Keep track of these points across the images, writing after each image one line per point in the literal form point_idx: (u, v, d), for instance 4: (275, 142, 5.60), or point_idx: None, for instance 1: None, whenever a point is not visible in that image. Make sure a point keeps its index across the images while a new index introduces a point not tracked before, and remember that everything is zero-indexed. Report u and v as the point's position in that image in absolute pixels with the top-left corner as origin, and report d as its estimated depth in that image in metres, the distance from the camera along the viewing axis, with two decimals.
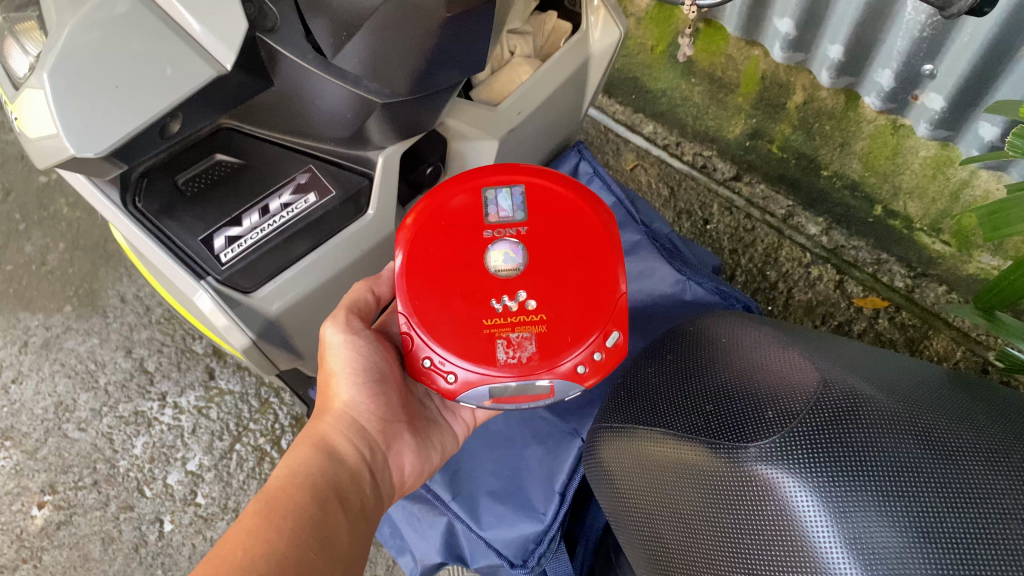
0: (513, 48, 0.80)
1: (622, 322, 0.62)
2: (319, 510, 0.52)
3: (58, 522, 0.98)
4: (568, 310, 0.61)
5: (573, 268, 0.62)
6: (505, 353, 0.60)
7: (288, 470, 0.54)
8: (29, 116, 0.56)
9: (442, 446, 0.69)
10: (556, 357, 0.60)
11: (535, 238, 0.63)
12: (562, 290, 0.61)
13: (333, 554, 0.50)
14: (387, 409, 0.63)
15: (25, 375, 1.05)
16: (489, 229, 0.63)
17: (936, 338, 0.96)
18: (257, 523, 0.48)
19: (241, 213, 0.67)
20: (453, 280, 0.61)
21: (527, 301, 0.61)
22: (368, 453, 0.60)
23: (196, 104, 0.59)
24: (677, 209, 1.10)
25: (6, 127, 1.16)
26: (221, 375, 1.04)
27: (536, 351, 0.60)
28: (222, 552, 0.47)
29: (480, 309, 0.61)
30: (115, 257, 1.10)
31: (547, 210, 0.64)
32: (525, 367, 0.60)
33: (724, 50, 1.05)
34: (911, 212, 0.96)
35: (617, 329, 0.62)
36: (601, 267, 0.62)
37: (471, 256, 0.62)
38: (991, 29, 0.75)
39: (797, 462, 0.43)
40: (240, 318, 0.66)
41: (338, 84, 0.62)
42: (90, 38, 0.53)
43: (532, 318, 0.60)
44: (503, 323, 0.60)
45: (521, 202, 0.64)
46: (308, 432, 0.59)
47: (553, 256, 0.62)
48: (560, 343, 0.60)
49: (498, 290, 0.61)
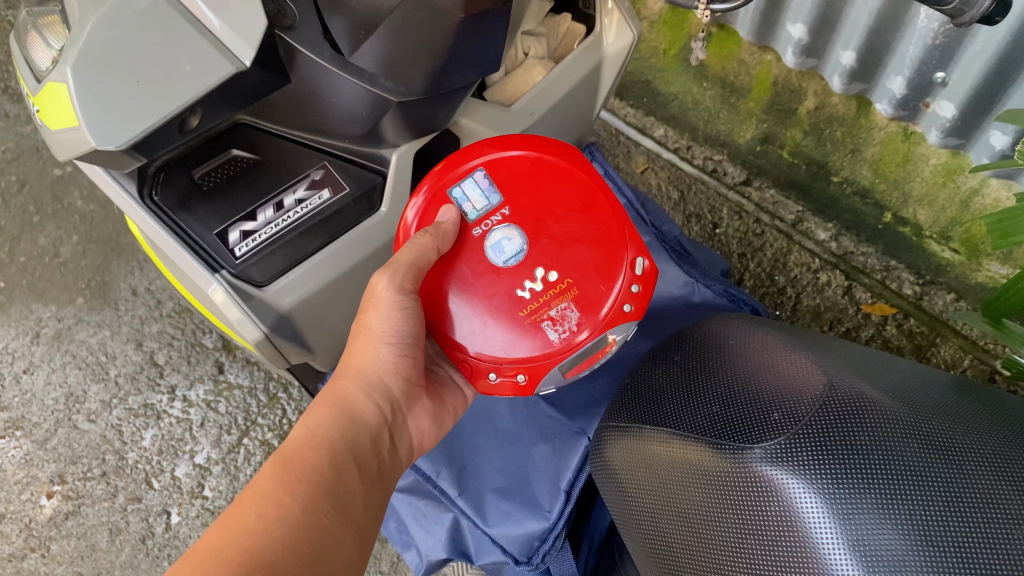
0: (528, 48, 0.80)
1: (640, 246, 0.65)
2: (333, 473, 0.52)
3: (66, 513, 1.00)
4: (587, 261, 0.64)
5: (569, 221, 0.65)
6: (557, 332, 0.64)
7: (305, 431, 0.54)
8: (51, 108, 0.57)
9: (454, 409, 0.69)
10: (600, 307, 0.64)
11: (520, 213, 0.65)
12: (573, 244, 0.64)
13: (346, 519, 0.51)
14: (412, 370, 0.63)
15: (37, 366, 1.06)
16: (477, 227, 0.65)
17: (944, 346, 0.95)
18: (271, 486, 0.49)
19: (257, 208, 0.68)
20: (475, 290, 0.64)
21: (547, 276, 0.64)
22: (388, 413, 0.60)
23: (213, 100, 0.60)
24: (687, 212, 1.12)
25: (24, 119, 1.18)
26: (231, 369, 1.05)
27: (579, 316, 0.64)
28: (237, 510, 0.47)
29: (514, 305, 0.64)
30: (127, 250, 1.11)
31: (517, 180, 0.66)
32: (576, 333, 0.64)
33: (736, 55, 1.06)
34: (922, 220, 0.95)
35: (641, 255, 0.65)
36: (595, 201, 0.65)
37: (479, 259, 0.65)
38: (1004, 37, 0.75)
39: (802, 463, 0.44)
40: (253, 311, 0.66)
41: (354, 81, 0.63)
42: (111, 33, 0.54)
43: (561, 288, 0.64)
44: (538, 306, 0.64)
45: (489, 185, 0.65)
46: (328, 392, 0.59)
47: (543, 218, 0.65)
48: (596, 293, 0.64)
49: (519, 280, 0.64)
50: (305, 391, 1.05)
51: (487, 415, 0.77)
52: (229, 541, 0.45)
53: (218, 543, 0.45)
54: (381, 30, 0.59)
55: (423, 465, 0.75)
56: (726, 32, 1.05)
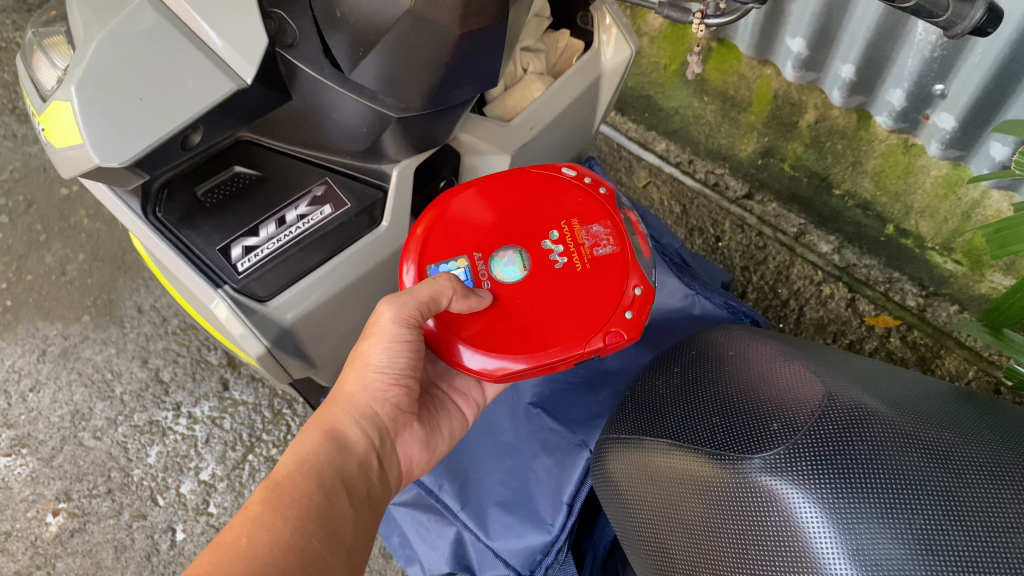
0: (526, 64, 0.81)
1: (555, 166, 0.71)
2: (324, 499, 0.52)
3: (72, 530, 0.99)
4: (555, 203, 0.69)
5: (521, 209, 0.69)
6: (608, 244, 0.67)
7: (295, 457, 0.54)
8: (56, 126, 0.58)
9: (449, 431, 0.68)
10: (594, 212, 0.69)
11: (483, 246, 0.67)
12: (537, 207, 0.69)
13: (336, 543, 0.51)
14: (405, 397, 0.62)
15: (43, 383, 1.07)
16: (486, 281, 0.66)
17: (948, 357, 0.94)
18: (262, 510, 0.48)
19: (259, 224, 0.69)
20: (539, 301, 0.65)
21: (551, 234, 0.67)
22: (378, 440, 0.60)
23: (214, 117, 0.61)
24: (689, 226, 1.10)
25: (32, 139, 1.20)
26: (236, 386, 1.06)
27: (596, 221, 0.68)
28: (228, 536, 0.47)
29: (570, 272, 0.66)
30: (133, 268, 1.13)
31: (461, 236, 0.67)
32: (611, 228, 0.68)
33: (736, 69, 1.08)
34: (923, 231, 0.96)
35: (563, 167, 0.71)
36: (513, 178, 0.70)
37: (514, 293, 0.65)
38: (1001, 49, 0.76)
39: (801, 474, 0.44)
40: (255, 326, 0.66)
41: (355, 98, 0.64)
42: (115, 52, 0.55)
43: (567, 227, 0.68)
44: (575, 245, 0.67)
45: (449, 262, 0.66)
46: (319, 418, 0.59)
47: (501, 232, 0.67)
48: (589, 204, 0.69)
49: (548, 260, 0.66)
50: (310, 407, 1.05)
51: (488, 428, 0.76)
52: (218, 566, 0.45)
53: (208, 568, 0.45)
54: (380, 47, 0.59)
55: (426, 478, 0.75)
56: (725, 46, 1.08)
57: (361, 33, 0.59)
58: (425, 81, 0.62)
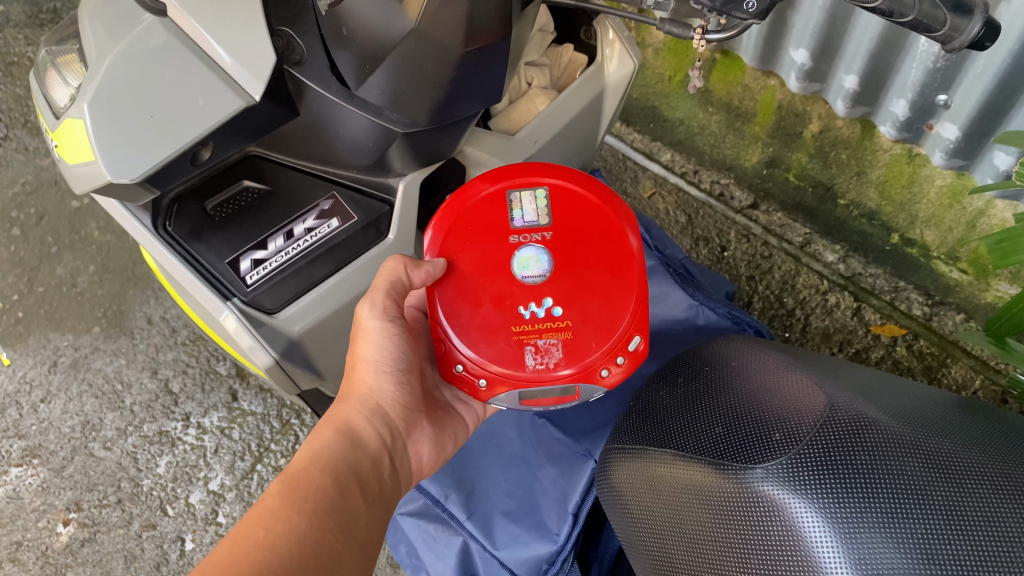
0: (531, 79, 0.83)
1: (645, 328, 0.65)
2: (338, 493, 0.52)
3: (82, 540, 1.00)
4: (593, 314, 0.64)
5: (595, 270, 0.64)
6: (535, 360, 0.63)
7: (310, 452, 0.55)
8: (69, 143, 0.60)
9: (455, 435, 0.70)
10: (582, 359, 0.64)
11: (560, 241, 0.65)
12: (584, 296, 0.64)
13: (350, 537, 0.51)
14: (409, 397, 0.64)
15: (54, 395, 1.08)
16: (515, 234, 0.65)
17: (955, 366, 0.95)
18: (278, 503, 0.49)
19: (267, 237, 0.70)
20: (486, 286, 0.64)
21: (553, 306, 0.64)
22: (389, 437, 0.61)
23: (225, 132, 0.62)
24: (695, 236, 1.13)
25: (45, 153, 1.22)
26: (244, 397, 1.07)
27: (563, 355, 0.64)
28: (245, 527, 0.47)
29: (512, 317, 0.64)
30: (143, 280, 1.14)
31: (571, 216, 0.66)
32: (553, 372, 0.64)
33: (741, 80, 1.07)
34: (929, 240, 0.95)
35: (640, 335, 0.64)
36: (624, 268, 0.65)
37: (498, 260, 0.65)
38: (1004, 59, 0.76)
39: (804, 483, 0.44)
40: (265, 338, 0.68)
41: (361, 114, 0.65)
42: (127, 71, 0.57)
43: (558, 324, 0.64)
44: (531, 329, 0.64)
45: (544, 207, 0.66)
46: (330, 417, 0.59)
47: (577, 258, 0.65)
48: (586, 348, 0.64)
49: (525, 298, 0.64)
50: (318, 418, 1.06)
51: (494, 438, 0.77)
52: (238, 556, 0.45)
53: (227, 557, 0.45)
54: (385, 66, 0.60)
55: (433, 488, 0.75)
56: (730, 57, 1.06)
57: (368, 52, 0.60)
58: (431, 97, 0.64)
